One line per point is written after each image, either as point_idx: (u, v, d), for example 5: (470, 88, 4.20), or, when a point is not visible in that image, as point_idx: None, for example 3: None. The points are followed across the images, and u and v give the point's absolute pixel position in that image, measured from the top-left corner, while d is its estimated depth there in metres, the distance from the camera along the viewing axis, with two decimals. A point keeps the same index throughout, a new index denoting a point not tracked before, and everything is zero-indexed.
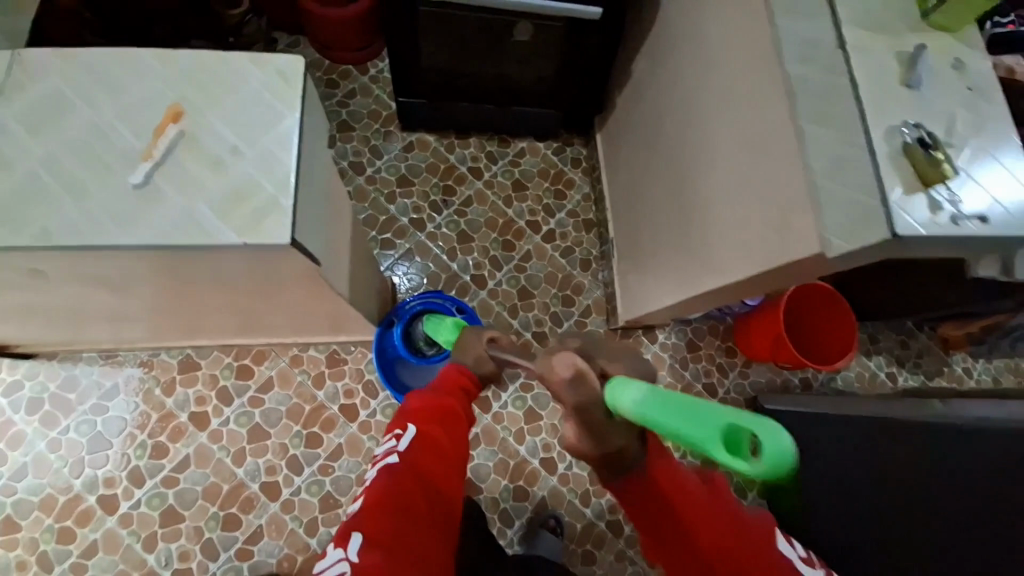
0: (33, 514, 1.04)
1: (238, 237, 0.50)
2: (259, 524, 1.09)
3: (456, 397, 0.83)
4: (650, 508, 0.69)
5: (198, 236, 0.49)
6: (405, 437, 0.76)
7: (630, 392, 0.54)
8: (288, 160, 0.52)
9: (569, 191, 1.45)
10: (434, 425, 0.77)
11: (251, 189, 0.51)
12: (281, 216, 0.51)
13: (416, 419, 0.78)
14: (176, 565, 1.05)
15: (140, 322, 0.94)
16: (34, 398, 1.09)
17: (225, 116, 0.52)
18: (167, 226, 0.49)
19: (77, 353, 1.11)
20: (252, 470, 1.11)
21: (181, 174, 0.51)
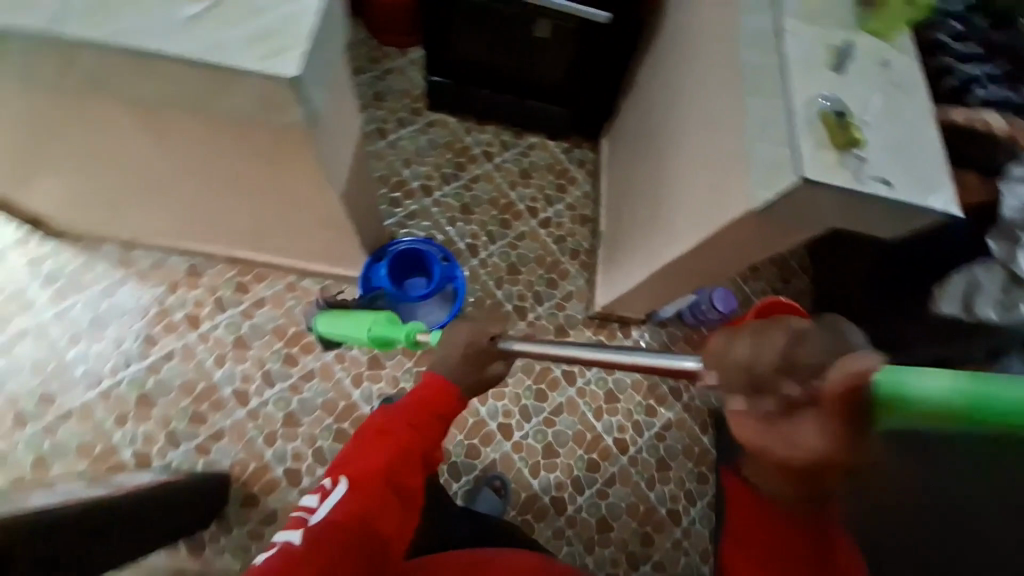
0: (25, 374, 1.13)
1: (256, 64, 0.62)
2: (223, 426, 1.15)
3: (423, 434, 0.70)
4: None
5: (228, 57, 0.62)
6: (336, 489, 0.64)
7: (920, 380, 0.35)
8: (306, 17, 0.63)
9: (571, 187, 1.55)
10: (376, 477, 0.65)
11: (273, 35, 0.63)
12: (292, 59, 0.63)
13: (358, 466, 0.66)
14: (140, 445, 1.11)
15: (152, 206, 1.04)
16: (53, 273, 1.18)
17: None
18: (206, 47, 0.62)
19: (99, 242, 1.21)
20: (228, 375, 1.18)
21: (225, 14, 0.64)
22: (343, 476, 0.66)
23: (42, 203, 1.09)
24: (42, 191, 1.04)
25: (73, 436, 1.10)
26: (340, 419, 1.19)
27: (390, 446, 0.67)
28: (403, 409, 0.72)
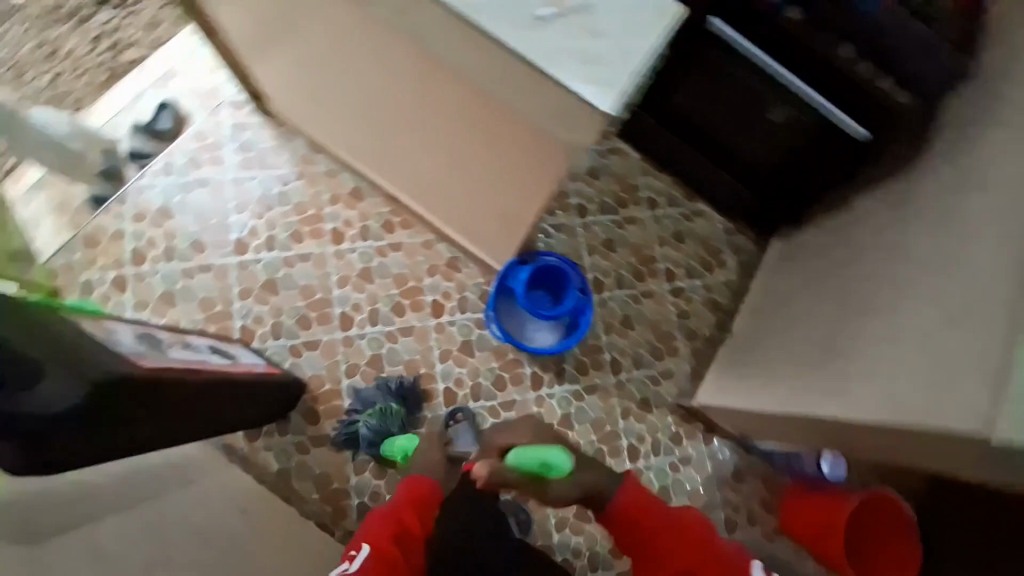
0: (188, 216, 1.22)
1: (579, 83, 0.54)
2: (320, 339, 1.21)
3: (417, 511, 0.87)
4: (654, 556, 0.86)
5: (555, 66, 0.54)
6: (360, 553, 0.78)
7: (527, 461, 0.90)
8: (642, 64, 0.55)
9: (718, 270, 1.46)
10: (389, 543, 0.80)
11: (600, 62, 0.55)
12: (610, 98, 0.53)
13: (372, 534, 0.81)
14: (249, 323, 1.19)
15: (355, 131, 1.08)
16: (249, 142, 1.28)
17: (614, 3, 0.57)
18: (535, 44, 0.54)
19: (295, 134, 1.29)
20: (344, 296, 1.24)
21: (564, 18, 0.56)
22: (362, 545, 0.80)
23: (267, 84, 1.15)
24: (273, 76, 1.08)
25: (202, 287, 1.19)
26: (415, 385, 1.21)
27: (398, 518, 0.84)
28: (398, 492, 0.90)
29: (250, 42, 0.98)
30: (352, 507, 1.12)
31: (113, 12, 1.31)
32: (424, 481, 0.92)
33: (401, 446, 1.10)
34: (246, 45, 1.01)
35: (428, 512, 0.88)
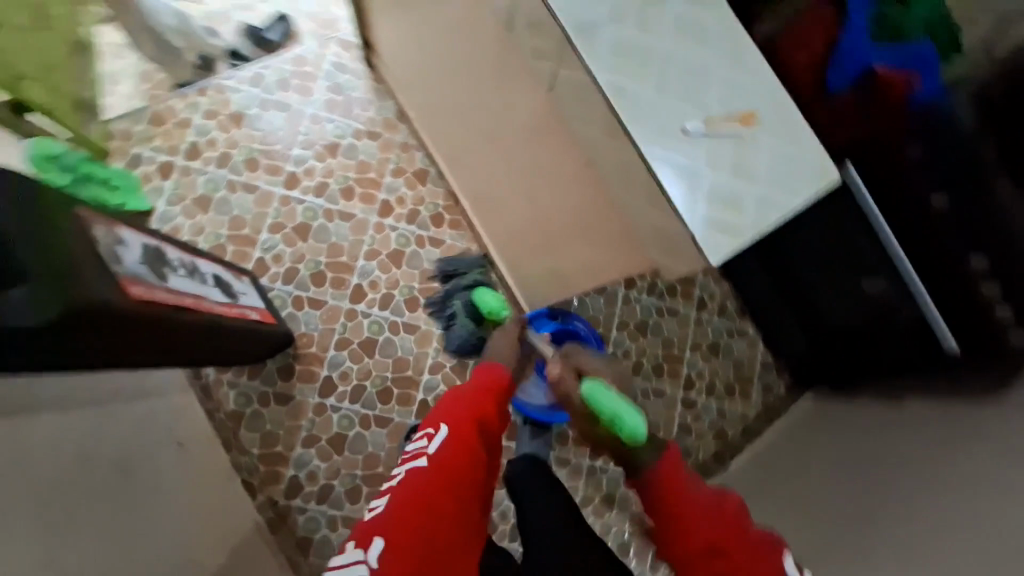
0: (256, 132, 1.20)
1: (699, 221, 0.54)
2: (327, 301, 1.17)
3: (490, 400, 0.79)
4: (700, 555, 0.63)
5: (686, 196, 0.54)
6: (440, 433, 0.72)
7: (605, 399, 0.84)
8: (772, 218, 0.55)
9: (739, 401, 1.32)
10: (474, 432, 0.72)
11: (736, 203, 0.55)
12: (731, 243, 0.54)
13: (451, 416, 0.74)
14: (268, 257, 1.16)
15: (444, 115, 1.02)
16: (343, 86, 1.25)
17: (766, 154, 0.57)
18: (675, 168, 0.55)
19: (389, 96, 1.26)
20: (367, 268, 1.19)
21: (714, 154, 0.56)
22: (440, 424, 0.73)
23: (383, 40, 1.12)
24: (389, 25, 1.03)
25: (240, 204, 1.17)
26: (396, 380, 1.15)
27: (475, 404, 0.76)
28: (473, 378, 0.83)
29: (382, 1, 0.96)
30: (286, 475, 1.08)
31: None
32: (506, 373, 0.85)
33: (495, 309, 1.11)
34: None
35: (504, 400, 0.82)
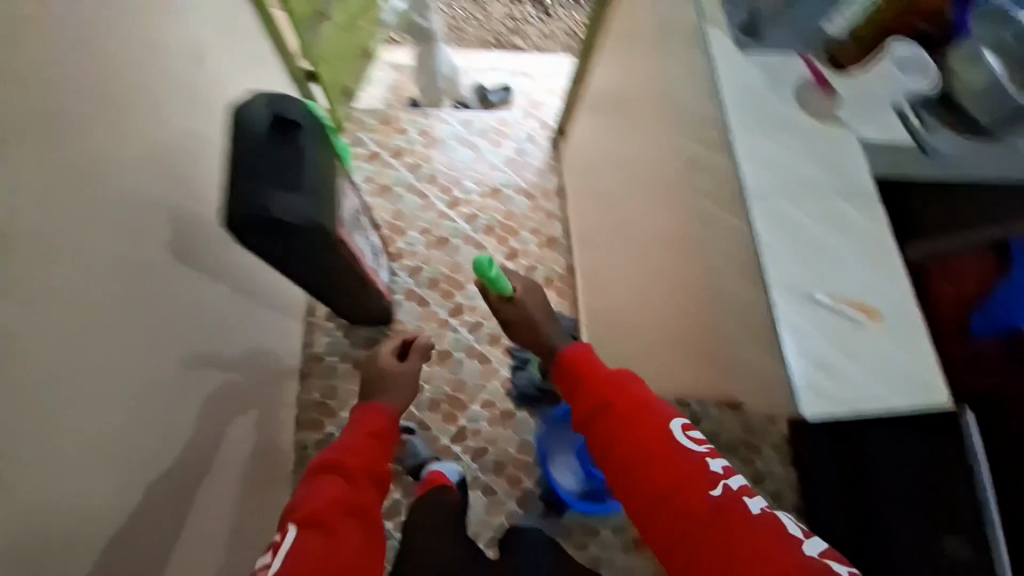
0: (447, 157, 1.47)
1: (800, 369, 0.49)
2: (430, 303, 1.33)
3: (358, 452, 0.76)
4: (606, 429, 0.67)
5: (796, 337, 0.50)
6: (287, 538, 0.65)
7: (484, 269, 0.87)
8: (871, 406, 0.49)
9: None
10: (332, 513, 0.68)
11: (839, 370, 0.50)
12: (822, 407, 0.49)
13: (302, 509, 0.68)
14: (406, 249, 1.36)
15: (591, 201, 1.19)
16: (525, 152, 1.52)
17: (883, 336, 0.52)
18: (796, 303, 0.51)
19: (555, 174, 1.50)
20: (473, 293, 1.35)
21: (834, 309, 0.52)
22: (287, 527, 0.67)
23: (574, 135, 1.37)
24: (586, 121, 1.25)
25: (407, 203, 1.41)
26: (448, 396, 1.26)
27: (330, 475, 0.71)
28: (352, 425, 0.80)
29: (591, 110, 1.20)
30: (326, 428, 1.19)
31: (527, 40, 1.86)
32: (377, 408, 0.84)
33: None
34: (591, 92, 1.20)
35: (383, 440, 0.81)
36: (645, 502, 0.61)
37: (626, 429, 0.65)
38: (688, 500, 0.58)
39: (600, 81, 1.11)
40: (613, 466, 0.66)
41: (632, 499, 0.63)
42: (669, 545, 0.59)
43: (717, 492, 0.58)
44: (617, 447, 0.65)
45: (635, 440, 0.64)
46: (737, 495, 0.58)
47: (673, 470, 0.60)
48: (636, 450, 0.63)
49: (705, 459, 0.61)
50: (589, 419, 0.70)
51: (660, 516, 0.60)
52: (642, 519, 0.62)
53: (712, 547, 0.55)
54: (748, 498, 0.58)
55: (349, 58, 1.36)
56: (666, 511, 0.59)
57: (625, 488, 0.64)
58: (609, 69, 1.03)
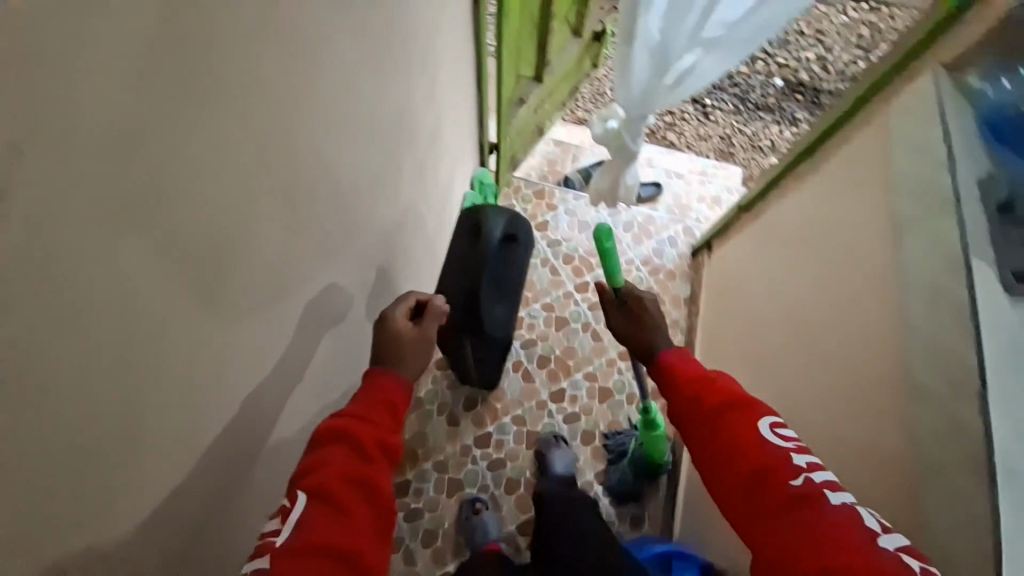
0: (586, 241, 1.50)
1: None
2: (535, 381, 1.33)
3: (372, 426, 0.66)
4: (699, 418, 0.69)
5: None
6: (296, 504, 0.60)
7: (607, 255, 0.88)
8: None
9: None
10: (343, 488, 0.61)
11: None
12: None
13: (312, 478, 0.61)
14: (526, 321, 1.39)
15: (732, 334, 1.14)
16: (662, 255, 1.51)
17: None
18: None
19: (687, 285, 1.47)
20: (579, 383, 1.33)
21: None
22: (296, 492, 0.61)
23: (721, 258, 1.34)
24: (740, 247, 1.23)
25: (538, 276, 1.45)
26: (528, 482, 1.23)
27: (344, 447, 0.64)
28: (366, 390, 0.70)
29: (751, 245, 1.17)
30: (405, 475, 1.21)
31: (684, 140, 1.89)
32: (389, 374, 0.72)
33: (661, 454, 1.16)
34: (754, 224, 1.18)
35: (398, 412, 0.70)
36: (735, 483, 0.63)
37: (712, 419, 0.68)
38: (772, 487, 0.60)
39: (771, 220, 1.09)
40: (701, 448, 0.68)
41: (719, 482, 0.65)
42: (754, 530, 0.60)
43: (798, 481, 0.59)
44: (706, 436, 0.68)
45: (722, 431, 0.66)
46: (820, 488, 0.57)
47: (756, 460, 0.62)
48: (722, 440, 0.66)
49: (789, 453, 0.61)
50: (681, 405, 0.72)
51: (745, 497, 0.62)
52: (730, 500, 0.63)
53: (796, 534, 0.56)
54: (831, 491, 0.57)
55: (527, 134, 1.46)
56: (754, 500, 0.61)
57: (712, 475, 0.66)
58: (789, 217, 1.00)
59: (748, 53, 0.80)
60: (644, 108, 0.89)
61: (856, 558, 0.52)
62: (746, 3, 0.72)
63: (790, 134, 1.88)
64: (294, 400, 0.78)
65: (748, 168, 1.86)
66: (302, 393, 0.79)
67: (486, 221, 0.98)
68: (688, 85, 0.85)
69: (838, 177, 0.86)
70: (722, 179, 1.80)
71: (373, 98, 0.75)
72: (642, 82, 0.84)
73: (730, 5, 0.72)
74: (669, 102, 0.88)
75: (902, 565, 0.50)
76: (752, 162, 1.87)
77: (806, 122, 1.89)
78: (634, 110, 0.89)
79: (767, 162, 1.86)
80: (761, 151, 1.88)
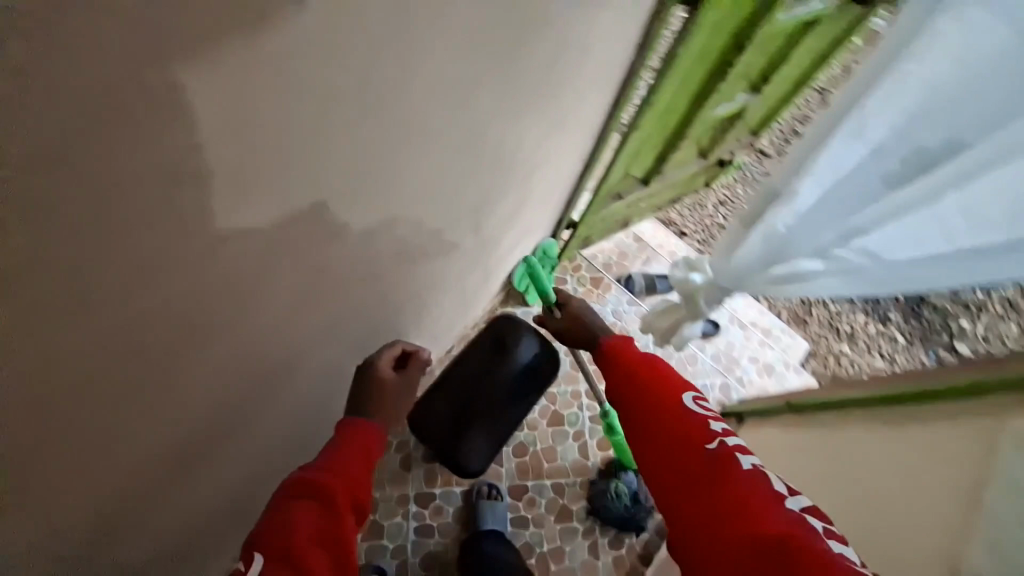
0: None
1: None
2: (504, 466, 1.25)
3: (341, 477, 0.60)
4: (635, 400, 0.74)
5: None
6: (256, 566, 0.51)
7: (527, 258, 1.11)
8: None
9: None
10: (309, 547, 0.53)
11: None
12: None
13: (273, 535, 0.53)
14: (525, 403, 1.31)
15: None
16: None
17: None
18: None
19: None
20: (544, 489, 1.25)
21: None
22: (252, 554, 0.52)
23: (764, 443, 1.23)
24: (784, 448, 1.11)
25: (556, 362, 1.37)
26: (448, 566, 1.14)
27: (311, 501, 0.56)
28: (333, 439, 0.65)
29: (800, 450, 1.05)
30: None
31: None
32: (360, 423, 0.67)
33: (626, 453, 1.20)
34: (803, 434, 1.07)
35: (368, 464, 0.64)
36: (660, 457, 0.66)
37: (648, 388, 0.74)
38: (694, 450, 0.64)
39: (824, 443, 0.97)
40: (634, 426, 0.72)
41: (646, 458, 0.68)
42: (672, 496, 0.63)
43: (713, 444, 0.63)
44: (639, 408, 0.73)
45: (654, 402, 0.72)
46: (732, 450, 0.62)
47: (683, 429, 0.66)
48: (654, 411, 0.71)
49: (707, 421, 0.67)
50: (621, 387, 0.77)
51: (668, 467, 0.65)
52: (653, 472, 0.66)
53: (713, 494, 0.59)
54: (742, 454, 0.62)
55: (608, 224, 1.41)
56: (676, 466, 0.64)
57: (640, 446, 0.70)
58: (838, 453, 0.92)
59: (870, 296, 0.71)
60: (737, 285, 0.83)
61: (768, 517, 0.55)
62: (903, 250, 0.65)
63: (874, 328, 1.79)
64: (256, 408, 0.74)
65: (816, 343, 1.79)
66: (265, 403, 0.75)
67: (520, 345, 0.95)
68: (793, 289, 0.75)
69: (905, 452, 0.76)
70: (785, 350, 1.68)
71: (468, 163, 0.72)
72: (748, 262, 0.78)
73: (882, 241, 0.66)
74: (765, 291, 0.80)
75: (807, 523, 0.54)
76: (822, 339, 1.80)
77: (896, 322, 1.79)
78: (727, 281, 0.83)
79: (837, 346, 1.79)
80: (837, 333, 1.81)
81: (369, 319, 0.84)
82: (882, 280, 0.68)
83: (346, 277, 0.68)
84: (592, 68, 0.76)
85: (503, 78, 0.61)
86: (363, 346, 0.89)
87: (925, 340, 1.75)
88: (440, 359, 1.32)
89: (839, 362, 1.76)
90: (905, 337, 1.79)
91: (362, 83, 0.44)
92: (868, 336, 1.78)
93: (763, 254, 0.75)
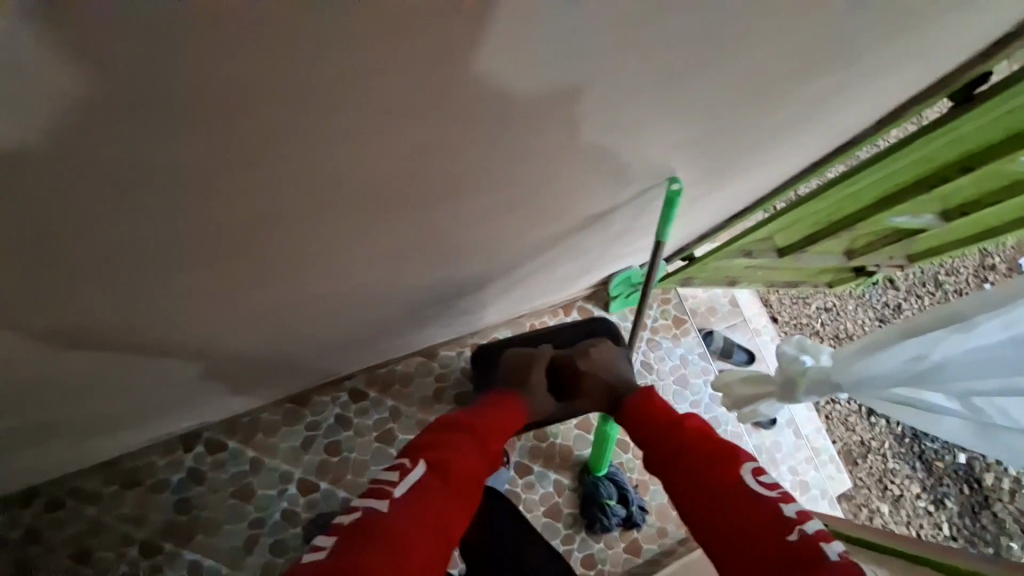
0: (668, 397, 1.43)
1: None
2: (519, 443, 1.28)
3: (485, 434, 0.83)
4: (658, 430, 0.87)
5: None
6: (417, 468, 0.72)
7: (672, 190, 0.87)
8: None
9: None
10: (459, 468, 0.74)
11: None
12: None
13: (430, 454, 0.74)
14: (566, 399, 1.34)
15: None
16: None
17: None
18: None
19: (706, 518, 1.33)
20: (546, 480, 1.27)
21: None
22: (417, 460, 0.73)
23: None
24: None
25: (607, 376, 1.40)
26: None
27: (463, 439, 0.78)
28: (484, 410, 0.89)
29: None
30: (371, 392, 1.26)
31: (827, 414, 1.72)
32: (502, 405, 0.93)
33: (602, 459, 1.20)
34: None
35: (499, 430, 0.87)
36: (681, 470, 0.78)
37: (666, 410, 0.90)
38: (715, 461, 0.76)
39: None
40: (654, 442, 0.86)
41: (663, 467, 0.82)
42: (694, 502, 0.74)
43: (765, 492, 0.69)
44: (660, 429, 0.87)
45: (677, 424, 0.85)
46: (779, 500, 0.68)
47: (722, 466, 0.75)
48: (686, 443, 0.81)
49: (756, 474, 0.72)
50: (649, 414, 0.92)
51: (694, 477, 0.76)
52: (672, 479, 0.79)
53: (743, 505, 0.69)
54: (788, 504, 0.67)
55: (718, 275, 1.37)
56: (702, 468, 0.76)
57: (655, 453, 0.85)
58: None
59: (995, 454, 0.69)
60: (851, 388, 0.78)
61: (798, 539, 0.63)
62: None
63: (924, 507, 1.70)
64: (369, 277, 0.81)
65: (855, 488, 1.67)
66: (377, 275, 0.81)
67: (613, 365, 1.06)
68: (914, 412, 0.74)
69: None
70: (826, 479, 1.61)
71: (653, 154, 0.74)
72: (877, 373, 0.73)
73: None
74: (877, 403, 0.78)
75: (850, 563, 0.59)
76: (863, 487, 1.68)
77: (949, 511, 1.70)
78: (846, 381, 0.78)
79: (876, 503, 1.67)
80: (882, 490, 1.70)
81: (490, 250, 0.89)
82: (1006, 450, 0.68)
83: (500, 204, 0.72)
84: (817, 125, 0.78)
85: (740, 91, 0.62)
86: (469, 269, 0.94)
87: (969, 544, 1.68)
88: (505, 321, 1.35)
89: (870, 518, 1.65)
90: (953, 530, 1.69)
91: (649, 47, 0.48)
92: (912, 509, 1.69)
93: (897, 376, 0.70)
